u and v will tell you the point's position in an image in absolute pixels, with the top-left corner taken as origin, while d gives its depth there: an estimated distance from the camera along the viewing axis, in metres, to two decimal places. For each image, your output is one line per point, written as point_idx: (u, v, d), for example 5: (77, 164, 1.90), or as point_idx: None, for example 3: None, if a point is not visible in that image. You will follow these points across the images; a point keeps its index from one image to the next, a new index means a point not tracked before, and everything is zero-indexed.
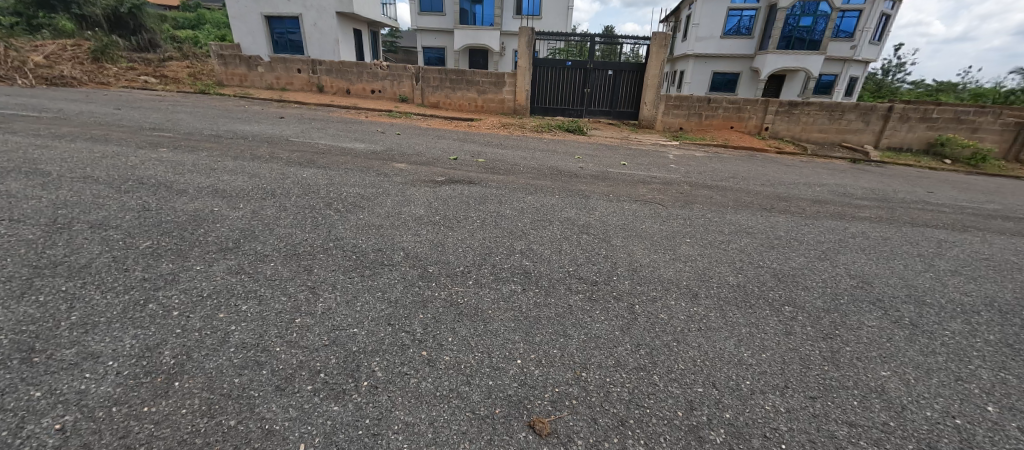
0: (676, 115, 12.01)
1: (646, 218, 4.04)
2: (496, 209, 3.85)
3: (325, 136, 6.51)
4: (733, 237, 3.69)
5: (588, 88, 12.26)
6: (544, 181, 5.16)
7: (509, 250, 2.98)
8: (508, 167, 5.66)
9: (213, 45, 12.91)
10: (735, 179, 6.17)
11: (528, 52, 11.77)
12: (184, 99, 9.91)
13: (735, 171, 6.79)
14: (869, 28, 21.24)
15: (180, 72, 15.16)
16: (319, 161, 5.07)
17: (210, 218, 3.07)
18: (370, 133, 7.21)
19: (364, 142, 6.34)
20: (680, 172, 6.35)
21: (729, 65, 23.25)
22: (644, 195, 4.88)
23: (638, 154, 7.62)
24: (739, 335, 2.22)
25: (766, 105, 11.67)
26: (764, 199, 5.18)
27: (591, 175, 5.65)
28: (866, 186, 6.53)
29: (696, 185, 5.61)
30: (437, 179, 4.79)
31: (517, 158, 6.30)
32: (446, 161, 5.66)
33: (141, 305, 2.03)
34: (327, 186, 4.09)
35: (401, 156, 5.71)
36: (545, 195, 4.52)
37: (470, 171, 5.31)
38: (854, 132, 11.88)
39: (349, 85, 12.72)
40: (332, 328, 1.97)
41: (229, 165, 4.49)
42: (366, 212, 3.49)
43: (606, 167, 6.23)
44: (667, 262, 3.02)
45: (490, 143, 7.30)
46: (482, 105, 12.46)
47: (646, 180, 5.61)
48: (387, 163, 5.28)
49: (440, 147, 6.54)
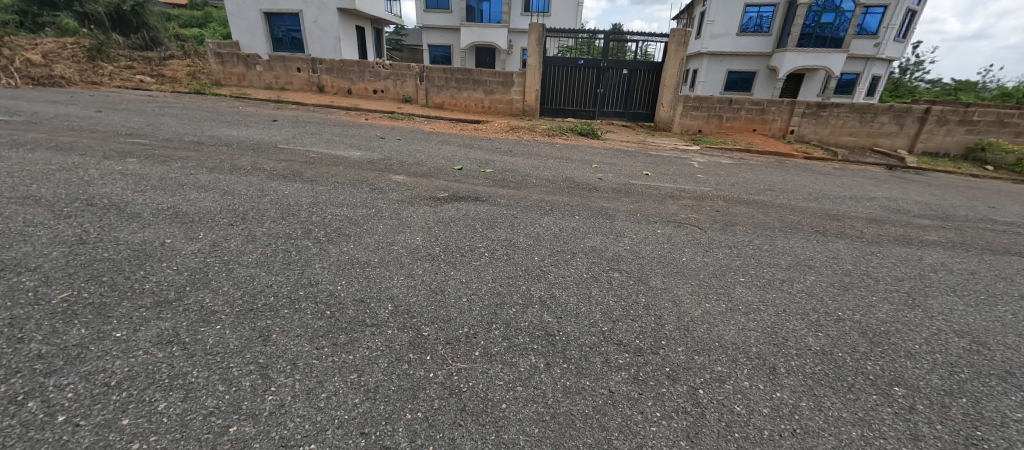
0: (695, 118, 11.31)
1: (685, 246, 3.41)
2: (507, 237, 3.25)
3: (318, 142, 5.95)
4: (793, 273, 3.06)
5: (602, 88, 11.59)
6: (560, 196, 4.56)
7: (525, 299, 2.37)
8: (519, 179, 5.06)
9: (210, 43, 12.43)
10: (773, 193, 5.52)
11: (539, 50, 11.12)
12: (176, 99, 9.41)
13: (770, 182, 6.13)
14: (894, 25, 20.26)
15: (178, 71, 14.64)
16: (307, 173, 4.50)
17: (156, 254, 2.50)
18: (368, 138, 6.65)
19: (360, 149, 5.77)
20: (710, 183, 5.70)
21: (745, 63, 22.41)
22: (677, 214, 4.26)
23: (660, 161, 6.98)
24: (852, 443, 1.58)
25: (793, 106, 10.93)
26: (813, 219, 4.53)
27: (612, 188, 5.03)
28: (920, 201, 5.84)
29: (731, 200, 4.97)
30: (440, 194, 4.21)
31: (529, 167, 5.70)
32: (450, 172, 5.07)
33: (16, 402, 1.44)
34: (311, 205, 3.53)
35: (400, 166, 5.14)
36: (563, 215, 3.91)
37: (476, 184, 4.73)
38: (886, 135, 11.11)
39: (350, 85, 12.18)
40: (277, 446, 1.36)
41: (202, 179, 3.95)
42: (352, 242, 2.90)
43: (628, 178, 5.60)
44: (724, 315, 2.39)
45: (499, 149, 6.70)
46: (489, 106, 11.86)
47: (674, 195, 4.98)
48: (383, 175, 4.72)
49: (444, 155, 5.96)
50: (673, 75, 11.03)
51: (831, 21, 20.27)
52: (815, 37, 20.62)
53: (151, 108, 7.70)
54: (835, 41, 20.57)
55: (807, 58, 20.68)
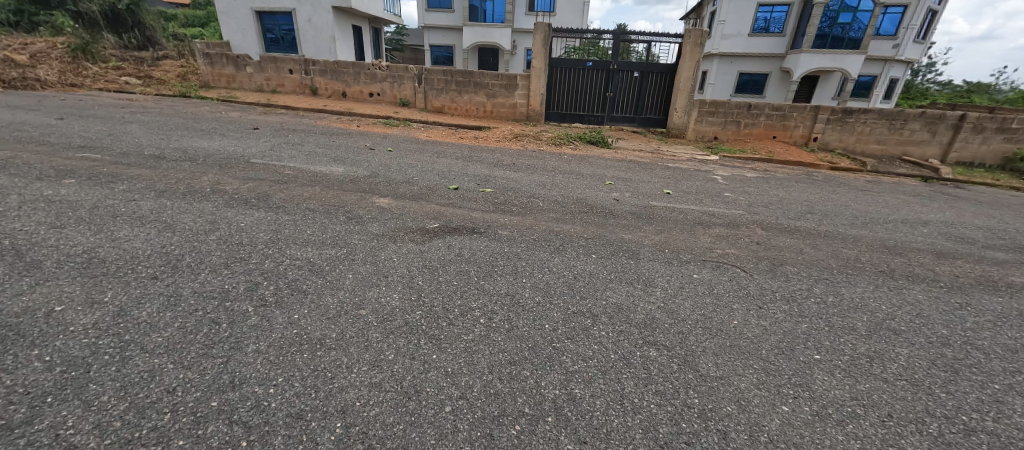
0: (711, 124, 10.60)
1: (733, 299, 2.72)
2: (509, 290, 2.58)
3: (297, 156, 5.29)
4: (878, 345, 2.36)
5: (611, 92, 10.89)
6: (572, 224, 3.88)
7: (534, 407, 1.68)
8: (524, 202, 4.38)
9: (198, 43, 11.81)
10: (814, 216, 4.82)
11: (544, 51, 10.45)
12: (156, 103, 8.77)
13: (807, 201, 5.43)
14: (914, 26, 19.43)
15: (169, 72, 14.07)
16: (275, 196, 3.85)
17: (30, 334, 1.82)
18: (355, 149, 5.99)
19: (344, 164, 5.12)
20: (741, 205, 5.01)
21: (757, 65, 21.64)
22: (711, 250, 3.57)
23: (681, 176, 6.28)
24: None
25: (817, 112, 10.21)
26: (871, 255, 3.83)
27: (631, 213, 4.36)
28: (980, 225, 5.13)
29: (770, 228, 4.28)
30: (429, 224, 3.54)
31: (535, 185, 5.05)
32: (444, 193, 4.41)
33: None
34: (267, 245, 2.86)
35: (387, 186, 4.48)
36: (577, 253, 3.24)
37: (473, 208, 4.07)
38: (917, 144, 10.36)
39: (345, 87, 11.54)
40: None
41: (144, 208, 3.29)
42: (308, 303, 2.23)
43: (647, 198, 4.92)
44: (815, 430, 1.70)
45: (501, 162, 6.03)
46: (491, 110, 11.18)
47: (703, 222, 4.30)
48: (366, 198, 4.06)
49: (440, 170, 5.29)
50: (688, 78, 10.33)
51: (849, 21, 19.47)
52: (832, 38, 19.84)
53: (122, 114, 7.06)
54: (852, 42, 19.76)
55: (822, 59, 19.87)
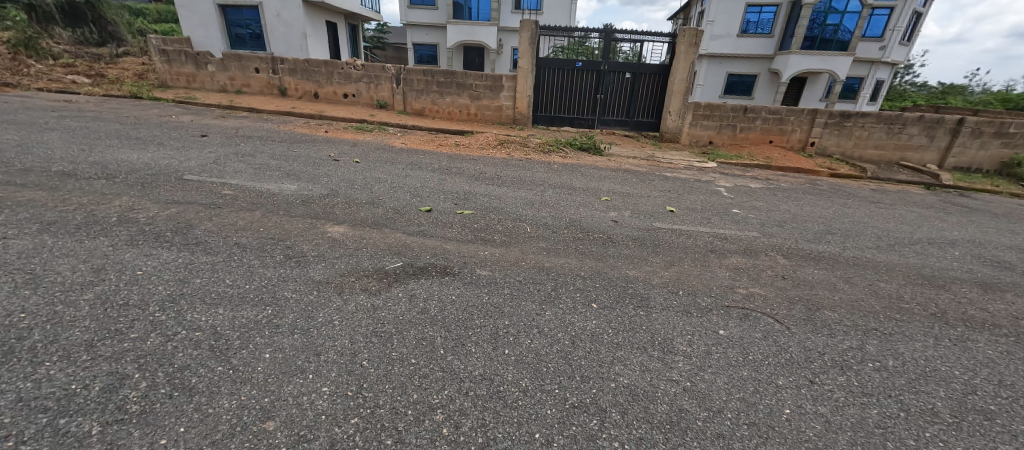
0: (706, 127, 10.11)
1: (777, 370, 2.12)
2: (486, 370, 1.91)
3: (244, 170, 4.54)
4: (976, 443, 1.76)
5: (602, 94, 10.33)
6: (566, 257, 3.24)
7: None
8: (508, 227, 3.73)
9: (154, 39, 10.82)
10: (835, 238, 4.30)
11: (531, 51, 9.81)
12: (96, 105, 7.81)
13: (822, 218, 4.91)
14: (900, 28, 19.41)
15: (127, 71, 12.94)
16: (200, 227, 3.11)
17: None
18: (317, 161, 5.23)
19: (298, 180, 4.39)
20: (753, 224, 4.47)
21: (746, 66, 21.41)
22: (732, 289, 2.97)
23: (682, 188, 5.72)
24: None
25: (814, 116, 9.85)
26: (912, 289, 3.28)
27: (633, 238, 3.75)
28: (1010, 244, 4.69)
29: (792, 255, 3.71)
30: (390, 263, 2.85)
31: (521, 204, 4.40)
32: (414, 217, 3.73)
33: None
34: (164, 306, 2.14)
35: (345, 209, 3.76)
36: (574, 302, 2.58)
37: (447, 237, 3.40)
38: (915, 149, 10.07)
39: (316, 88, 10.68)
40: None
41: (9, 251, 2.51)
42: (190, 413, 1.53)
43: (649, 219, 4.31)
44: None
45: (483, 175, 5.35)
46: (476, 113, 10.49)
47: (716, 248, 3.72)
48: (315, 226, 3.34)
49: (413, 186, 4.59)
50: (682, 79, 9.81)
51: (837, 22, 19.34)
52: (820, 40, 19.70)
53: (47, 118, 6.12)
54: (841, 43, 19.64)
55: (811, 60, 19.71)
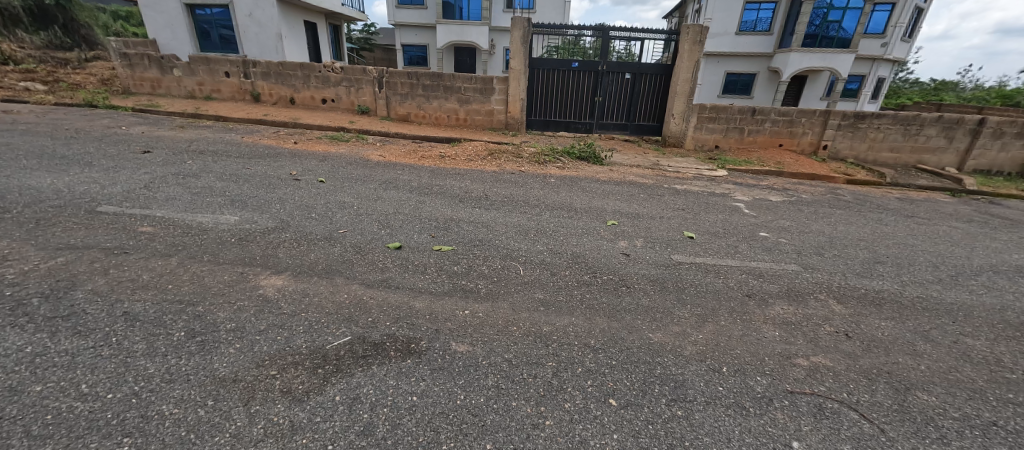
0: (711, 131, 9.45)
1: None
2: None
3: (179, 197, 3.78)
4: None
5: (600, 97, 9.62)
6: (570, 315, 2.51)
7: None
8: (495, 270, 2.98)
9: (114, 41, 9.95)
10: (886, 270, 3.59)
11: (523, 51, 9.09)
12: (36, 116, 6.97)
13: (862, 242, 4.24)
14: (902, 24, 18.89)
15: (91, 76, 12.01)
16: (87, 286, 2.35)
17: None
18: (275, 181, 4.46)
19: (244, 210, 3.63)
20: (789, 253, 3.77)
21: (744, 64, 20.83)
22: (791, 362, 2.24)
23: (697, 205, 5.01)
24: None
25: (826, 118, 9.22)
26: (1009, 348, 2.58)
27: (653, 281, 3.02)
28: None
29: (846, 299, 3.01)
30: (331, 339, 2.09)
31: (515, 233, 3.66)
32: (377, 259, 2.98)
33: None
34: None
35: (290, 249, 3.00)
36: (584, 398, 1.85)
37: (418, 289, 2.65)
38: (933, 151, 9.45)
39: (292, 92, 9.89)
40: None
41: None
42: None
43: (666, 250, 3.59)
44: None
45: (469, 194, 4.62)
46: (465, 118, 9.74)
47: (754, 291, 3.01)
48: (247, 278, 2.59)
49: (383, 213, 3.83)
50: (686, 79, 9.13)
51: (838, 19, 18.75)
52: (821, 37, 19.15)
53: None
54: (842, 41, 19.08)
55: (812, 58, 19.15)
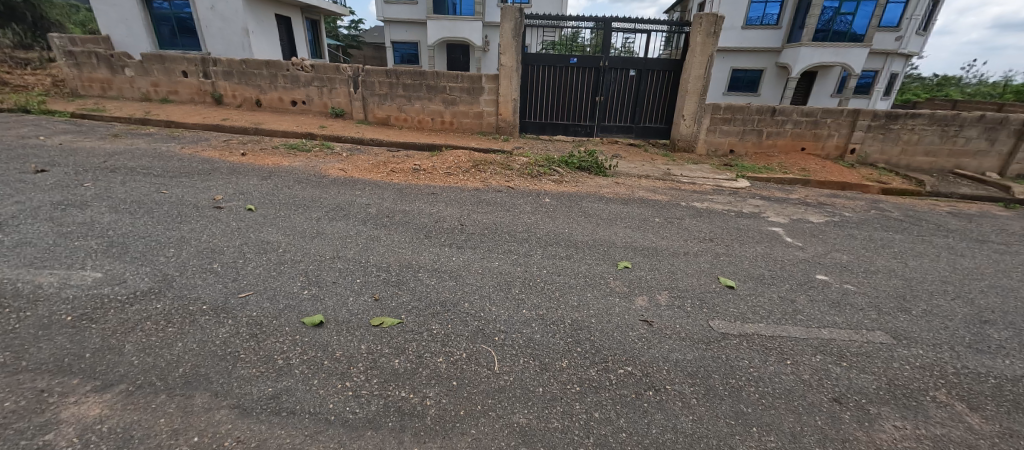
0: (726, 133, 8.45)
1: None
2: None
3: (39, 241, 2.78)
4: None
5: (601, 96, 8.62)
6: None
7: None
8: (456, 365, 1.98)
9: (60, 38, 8.92)
10: (1004, 339, 2.59)
11: (515, 45, 8.07)
12: None
13: (948, 288, 3.24)
14: (917, 16, 17.88)
15: (45, 78, 10.95)
16: None
17: None
18: (190, 211, 3.46)
19: (123, 261, 2.63)
20: (867, 314, 2.75)
21: (751, 60, 19.83)
22: None
23: (726, 233, 4.03)
24: None
25: (854, 118, 8.23)
26: None
27: (694, 378, 2.01)
28: None
29: (981, 404, 2.00)
30: None
31: (492, 290, 2.65)
32: (281, 349, 1.99)
33: None
34: None
35: (150, 336, 2.00)
36: None
37: (325, 415, 1.64)
38: (972, 155, 8.43)
39: (258, 94, 8.88)
40: None
41: None
42: None
43: (702, 312, 2.60)
44: None
45: (440, 224, 3.63)
46: (451, 121, 8.73)
47: (842, 391, 2.02)
48: (44, 403, 1.58)
49: (316, 261, 2.83)
50: (698, 76, 8.12)
51: (851, 11, 17.73)
52: (832, 30, 18.14)
53: None
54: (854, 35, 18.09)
55: (823, 52, 18.12)
